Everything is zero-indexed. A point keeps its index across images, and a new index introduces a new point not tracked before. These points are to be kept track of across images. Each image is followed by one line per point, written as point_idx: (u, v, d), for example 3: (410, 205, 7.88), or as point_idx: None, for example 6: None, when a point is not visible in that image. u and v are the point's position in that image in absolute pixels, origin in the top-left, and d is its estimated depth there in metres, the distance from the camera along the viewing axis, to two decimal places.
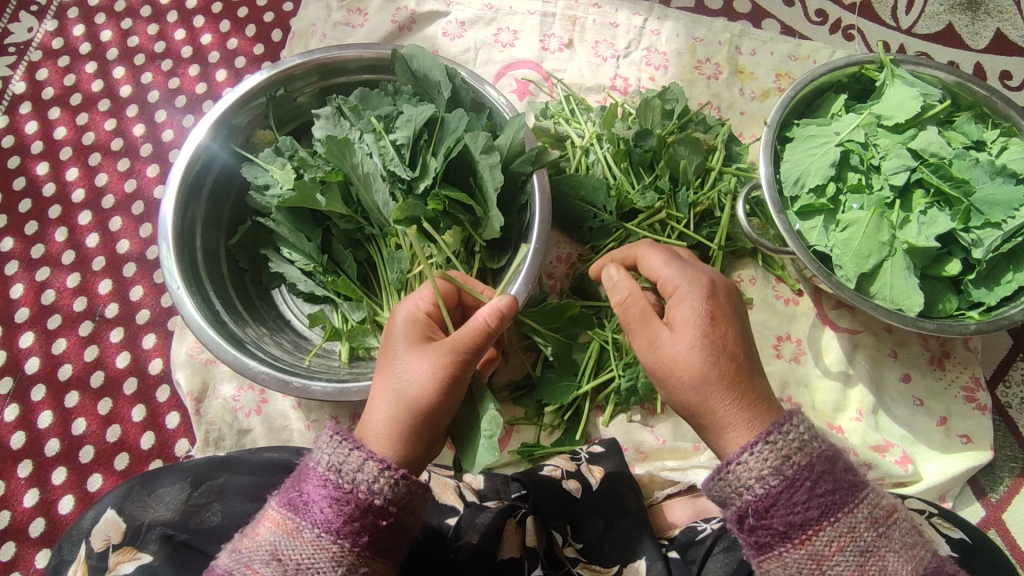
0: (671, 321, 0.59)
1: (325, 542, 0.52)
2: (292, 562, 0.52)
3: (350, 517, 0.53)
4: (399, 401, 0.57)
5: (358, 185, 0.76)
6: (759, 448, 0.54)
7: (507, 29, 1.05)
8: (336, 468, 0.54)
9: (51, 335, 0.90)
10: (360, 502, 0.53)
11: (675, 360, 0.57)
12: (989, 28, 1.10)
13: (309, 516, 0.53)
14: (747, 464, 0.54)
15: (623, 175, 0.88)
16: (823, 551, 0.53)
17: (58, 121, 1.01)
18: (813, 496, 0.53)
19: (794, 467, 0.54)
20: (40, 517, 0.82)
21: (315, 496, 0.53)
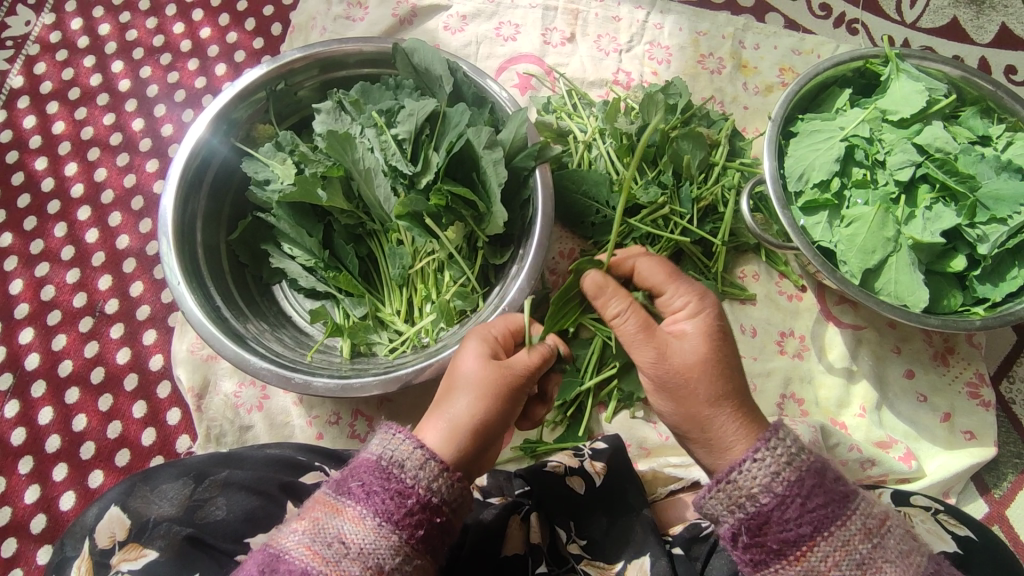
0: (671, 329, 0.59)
1: (385, 532, 0.51)
2: (353, 548, 0.50)
3: (411, 510, 0.52)
4: (452, 437, 0.56)
5: (360, 180, 0.76)
6: (747, 464, 0.54)
7: (509, 23, 1.05)
8: (397, 463, 0.53)
9: (50, 331, 0.89)
10: (421, 498, 0.52)
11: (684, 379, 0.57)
12: (993, 22, 1.09)
13: (370, 505, 0.52)
14: (736, 483, 0.54)
15: (626, 170, 0.88)
16: (818, 566, 0.52)
17: (57, 115, 1.00)
18: (803, 511, 0.53)
19: (786, 481, 0.54)
20: (41, 514, 0.82)
21: (377, 486, 0.52)
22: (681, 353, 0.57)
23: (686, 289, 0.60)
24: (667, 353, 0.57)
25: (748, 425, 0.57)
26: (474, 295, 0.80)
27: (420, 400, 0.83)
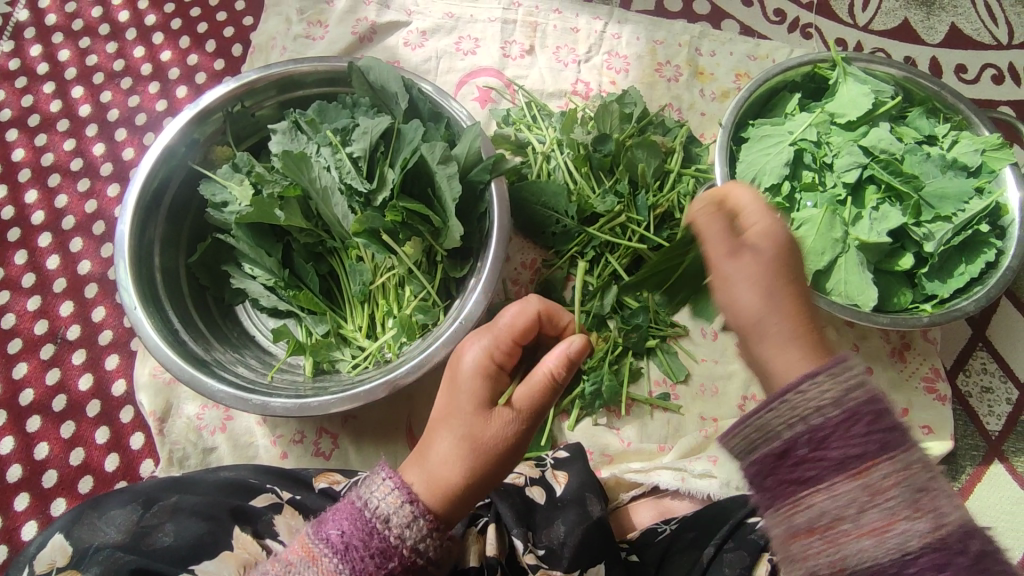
0: (720, 273, 0.52)
1: None
2: None
3: (384, 567, 0.52)
4: (433, 485, 0.55)
5: (317, 199, 0.77)
6: (821, 376, 0.47)
7: (468, 37, 1.06)
8: (384, 518, 0.53)
9: (12, 359, 0.89)
10: (405, 559, 0.53)
11: (741, 315, 0.51)
12: (943, 23, 1.12)
13: (348, 559, 0.52)
14: (806, 391, 0.47)
15: (583, 180, 0.89)
16: (880, 484, 0.46)
17: (16, 143, 1.00)
18: (871, 430, 0.46)
19: (856, 399, 0.47)
20: (3, 545, 0.81)
21: (360, 544, 0.52)
22: (735, 295, 0.51)
23: (755, 209, 0.52)
24: (734, 305, 0.51)
25: (803, 344, 0.50)
26: (436, 310, 0.81)
27: (386, 414, 0.84)
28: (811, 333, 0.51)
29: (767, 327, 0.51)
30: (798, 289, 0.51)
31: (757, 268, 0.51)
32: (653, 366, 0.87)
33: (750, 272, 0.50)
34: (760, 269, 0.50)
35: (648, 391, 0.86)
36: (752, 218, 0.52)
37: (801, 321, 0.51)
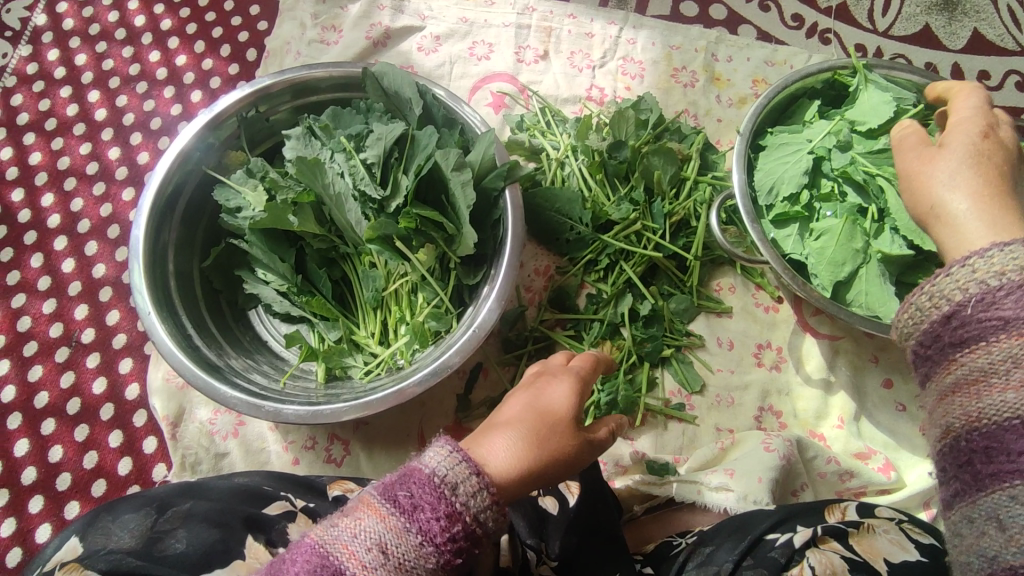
0: (944, 141, 0.61)
1: (425, 555, 0.44)
2: (393, 561, 0.44)
3: (450, 534, 0.45)
4: (507, 442, 0.54)
5: (330, 205, 0.77)
6: (1013, 245, 0.47)
7: (482, 42, 1.06)
8: (452, 485, 0.47)
9: (27, 362, 0.90)
10: (468, 526, 0.46)
11: (953, 210, 0.57)
12: (966, 28, 1.10)
13: (416, 521, 0.45)
14: (976, 264, 0.48)
15: (598, 187, 0.89)
16: None
17: (33, 146, 1.01)
18: None
19: None
20: (17, 547, 0.82)
21: (428, 504, 0.46)
22: (928, 175, 0.60)
23: (972, 107, 0.63)
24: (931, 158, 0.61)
25: (995, 225, 0.55)
26: (448, 316, 0.80)
27: (396, 422, 0.83)
28: (1000, 202, 0.56)
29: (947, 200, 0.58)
30: (993, 172, 0.58)
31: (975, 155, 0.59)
32: (668, 375, 0.86)
33: (965, 152, 0.59)
34: (978, 151, 0.59)
35: (663, 401, 0.85)
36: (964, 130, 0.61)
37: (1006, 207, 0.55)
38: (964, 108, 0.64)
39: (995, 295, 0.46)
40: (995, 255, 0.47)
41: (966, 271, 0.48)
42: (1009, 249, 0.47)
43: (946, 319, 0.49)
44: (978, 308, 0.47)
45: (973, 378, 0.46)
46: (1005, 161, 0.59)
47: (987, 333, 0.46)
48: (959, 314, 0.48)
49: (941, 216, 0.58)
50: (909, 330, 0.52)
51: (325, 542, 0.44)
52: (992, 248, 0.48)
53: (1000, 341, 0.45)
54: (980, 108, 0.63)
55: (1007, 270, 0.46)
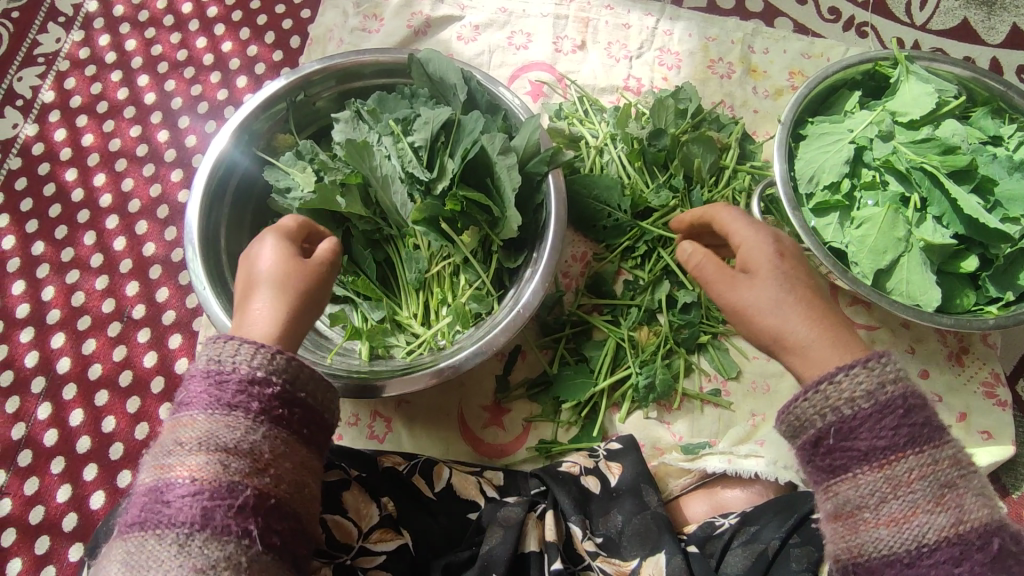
0: (747, 268, 0.63)
1: (242, 421, 0.52)
2: (228, 436, 0.52)
3: (244, 392, 0.53)
4: (272, 296, 0.61)
5: (377, 186, 0.79)
6: (856, 369, 0.54)
7: (521, 32, 1.07)
8: (215, 358, 0.54)
9: (80, 335, 0.93)
10: (260, 386, 0.54)
11: (792, 337, 0.60)
12: (1005, 23, 1.09)
13: (199, 402, 0.53)
14: (840, 384, 0.54)
15: (637, 175, 0.90)
16: (902, 476, 0.52)
17: (85, 128, 1.04)
18: (900, 423, 0.53)
19: (888, 394, 0.54)
20: (73, 512, 0.85)
21: (198, 392, 0.53)
22: (751, 301, 0.61)
23: (748, 227, 0.65)
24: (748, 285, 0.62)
25: (831, 347, 0.58)
26: (489, 298, 0.82)
27: (438, 400, 0.86)
28: (826, 323, 0.60)
29: (763, 323, 0.61)
30: (807, 296, 0.61)
31: (787, 284, 0.61)
32: (704, 360, 0.87)
33: (775, 278, 0.61)
34: (788, 276, 0.61)
35: (699, 386, 0.86)
36: (761, 246, 0.63)
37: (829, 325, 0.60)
38: (739, 228, 0.65)
39: (852, 426, 0.54)
40: (850, 378, 0.54)
41: (823, 396, 0.55)
42: (854, 373, 0.54)
43: (815, 445, 0.56)
44: (838, 438, 0.54)
45: (848, 510, 0.54)
46: (806, 280, 0.62)
47: (853, 465, 0.53)
48: (825, 442, 0.55)
49: (787, 345, 0.60)
50: (788, 434, 0.58)
51: (169, 480, 0.50)
52: (848, 368, 0.55)
53: (865, 473, 0.53)
54: (764, 229, 0.65)
55: (857, 398, 0.54)
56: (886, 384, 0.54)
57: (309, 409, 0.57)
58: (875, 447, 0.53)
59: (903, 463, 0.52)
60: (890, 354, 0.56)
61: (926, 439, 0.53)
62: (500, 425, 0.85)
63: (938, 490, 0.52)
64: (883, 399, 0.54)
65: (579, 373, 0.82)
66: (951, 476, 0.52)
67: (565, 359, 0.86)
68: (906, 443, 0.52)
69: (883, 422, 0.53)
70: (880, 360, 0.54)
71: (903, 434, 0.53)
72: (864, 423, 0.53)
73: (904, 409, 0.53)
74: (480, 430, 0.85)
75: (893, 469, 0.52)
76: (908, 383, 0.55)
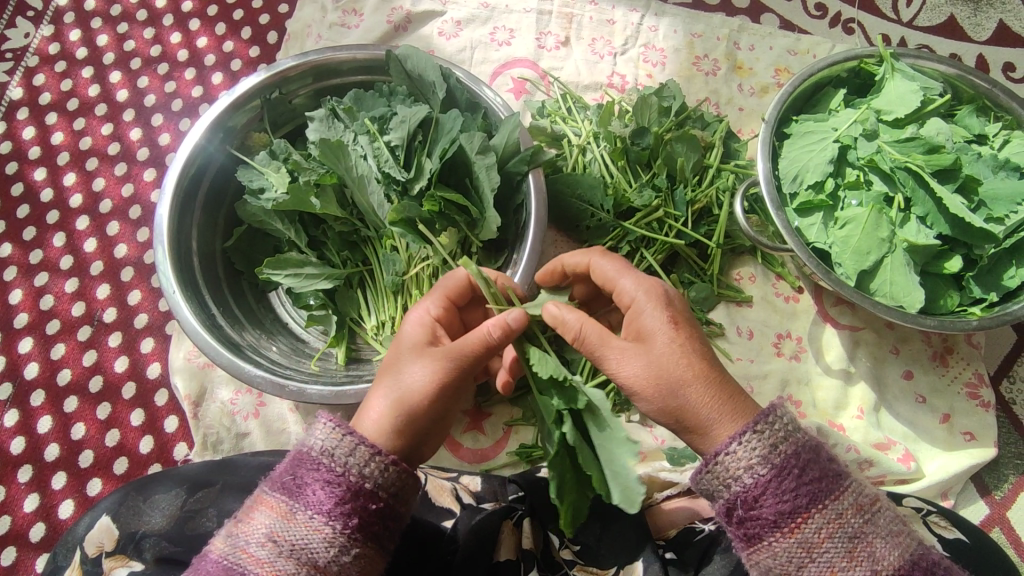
0: (639, 335, 0.59)
1: (318, 524, 0.53)
2: (288, 543, 0.52)
3: (346, 502, 0.53)
4: (398, 400, 0.58)
5: (352, 186, 0.76)
6: (748, 437, 0.54)
7: (503, 28, 1.05)
8: (328, 452, 0.55)
9: (49, 340, 0.90)
10: (353, 484, 0.54)
11: (697, 415, 0.57)
12: (991, 19, 1.09)
13: (302, 498, 0.53)
14: (735, 454, 0.54)
15: (620, 174, 0.88)
16: (812, 538, 0.53)
17: (55, 126, 1.01)
18: (800, 484, 0.53)
19: (782, 455, 0.54)
20: (41, 522, 0.83)
21: (309, 480, 0.54)
22: (651, 364, 0.57)
23: (635, 282, 0.62)
24: (653, 357, 0.57)
25: (732, 417, 0.56)
26: None
27: None
28: (725, 385, 0.58)
29: (667, 403, 0.57)
30: (705, 367, 0.57)
31: (684, 361, 0.57)
32: None
33: (668, 348, 0.57)
34: (682, 345, 0.58)
35: None
36: (651, 317, 0.59)
37: (731, 395, 0.57)
38: (625, 284, 0.62)
39: (756, 495, 0.54)
40: (744, 447, 0.54)
41: (724, 467, 0.55)
42: (747, 441, 0.54)
43: (726, 513, 0.56)
44: (747, 508, 0.54)
45: None
46: (701, 340, 0.60)
47: (766, 532, 0.54)
48: (736, 512, 0.55)
49: (694, 425, 0.57)
50: (707, 492, 0.57)
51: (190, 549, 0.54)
52: (740, 437, 0.54)
53: (778, 540, 0.53)
54: (646, 284, 0.61)
55: (755, 464, 0.54)
56: (777, 444, 0.54)
57: (399, 520, 0.57)
58: (781, 512, 0.53)
59: (811, 524, 0.53)
60: (777, 409, 0.56)
61: (827, 494, 0.53)
62: (480, 430, 0.83)
63: (848, 543, 0.53)
64: (779, 462, 0.54)
65: None
66: (858, 526, 0.53)
67: None
68: (809, 503, 0.53)
69: (783, 486, 0.53)
70: (767, 422, 0.55)
71: (804, 493, 0.53)
72: (766, 489, 0.53)
73: (799, 467, 0.54)
74: (458, 435, 0.83)
75: (802, 532, 0.53)
76: (799, 436, 0.55)
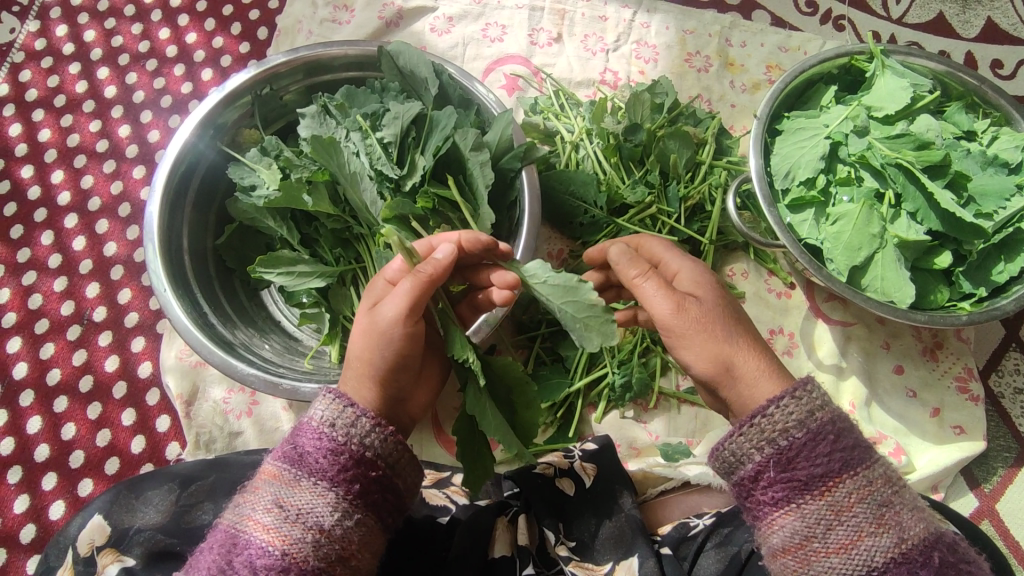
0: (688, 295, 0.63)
1: (321, 489, 0.53)
2: (293, 508, 0.52)
3: (346, 469, 0.54)
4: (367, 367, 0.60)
5: (345, 184, 0.74)
6: (786, 400, 0.55)
7: (495, 24, 1.04)
8: (329, 422, 0.56)
9: (38, 339, 0.89)
10: (355, 453, 0.54)
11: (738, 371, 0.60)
12: (979, 16, 1.09)
13: (307, 465, 0.54)
14: (773, 416, 0.55)
15: (613, 170, 0.88)
16: (842, 502, 0.53)
17: (42, 123, 1.00)
18: (834, 449, 0.54)
19: (818, 421, 0.55)
20: (31, 523, 0.82)
21: (310, 448, 0.55)
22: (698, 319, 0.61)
23: (681, 258, 0.66)
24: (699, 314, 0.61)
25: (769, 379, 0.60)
26: None
27: None
28: (757, 350, 0.61)
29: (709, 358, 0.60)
30: (745, 330, 0.62)
31: (727, 324, 0.61)
32: None
33: (717, 308, 0.61)
34: (726, 309, 0.62)
35: (675, 383, 0.84)
36: (698, 284, 0.63)
37: (766, 362, 0.61)
38: (670, 258, 0.66)
39: (789, 457, 0.54)
40: (782, 409, 0.55)
41: (758, 429, 0.55)
42: (785, 405, 0.55)
43: (754, 477, 0.55)
44: (779, 469, 0.54)
45: (797, 542, 0.53)
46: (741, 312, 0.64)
47: (797, 494, 0.53)
48: (766, 474, 0.54)
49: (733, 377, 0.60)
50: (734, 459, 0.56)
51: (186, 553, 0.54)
52: (779, 399, 0.55)
53: (808, 502, 0.53)
54: (694, 260, 0.66)
55: (790, 427, 0.55)
56: (814, 411, 0.55)
57: (398, 493, 0.57)
58: (814, 474, 0.53)
59: (842, 488, 0.53)
60: (814, 381, 0.57)
61: (860, 462, 0.54)
62: None
63: (877, 511, 0.53)
64: (814, 427, 0.54)
65: (555, 373, 0.80)
66: (886, 495, 0.53)
67: (541, 358, 0.85)
68: (842, 468, 0.53)
69: (817, 450, 0.54)
70: (807, 389, 0.56)
71: (839, 459, 0.54)
72: (800, 452, 0.54)
73: (835, 433, 0.54)
74: (453, 434, 0.83)
75: (833, 495, 0.53)
76: (834, 407, 0.56)
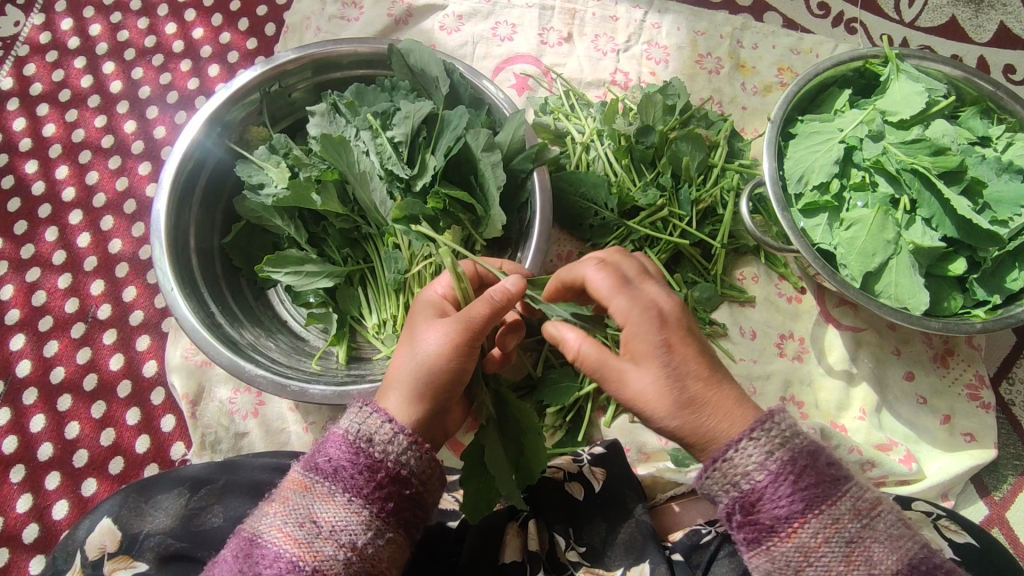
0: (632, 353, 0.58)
1: (355, 507, 0.52)
2: (325, 524, 0.52)
3: (382, 487, 0.53)
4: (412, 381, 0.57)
5: (354, 183, 0.75)
6: (743, 444, 0.54)
7: (505, 23, 1.04)
8: (368, 437, 0.55)
9: (42, 337, 0.88)
10: (390, 470, 0.54)
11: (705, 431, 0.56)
12: (992, 21, 1.09)
13: (340, 480, 0.53)
14: (733, 461, 0.54)
15: (624, 172, 0.87)
16: (809, 543, 0.52)
17: (47, 118, 0.99)
18: (795, 490, 0.53)
19: (777, 463, 0.53)
20: (34, 523, 0.81)
21: (344, 463, 0.54)
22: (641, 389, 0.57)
23: (626, 301, 0.59)
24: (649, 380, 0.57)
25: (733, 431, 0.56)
26: None
27: None
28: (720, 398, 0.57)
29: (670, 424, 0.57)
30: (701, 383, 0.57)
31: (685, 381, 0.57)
32: None
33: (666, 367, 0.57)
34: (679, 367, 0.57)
35: None
36: (649, 335, 0.57)
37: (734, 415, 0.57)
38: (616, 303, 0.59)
39: (752, 501, 0.53)
40: (740, 454, 0.54)
41: (720, 475, 0.55)
42: (743, 448, 0.54)
43: (724, 520, 0.56)
44: (744, 513, 0.54)
45: None
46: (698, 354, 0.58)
47: (763, 537, 0.53)
48: (734, 517, 0.55)
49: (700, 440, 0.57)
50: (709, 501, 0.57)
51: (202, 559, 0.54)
52: (736, 444, 0.54)
53: (775, 545, 0.53)
54: (640, 299, 0.59)
55: (750, 471, 0.54)
56: (773, 451, 0.54)
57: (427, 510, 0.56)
58: (778, 517, 0.53)
59: (807, 529, 0.52)
60: (776, 415, 0.55)
61: (824, 500, 0.52)
62: None
63: (846, 548, 0.52)
64: (774, 468, 0.53)
65: (564, 377, 0.79)
66: (855, 530, 0.52)
67: (550, 361, 0.84)
68: (804, 508, 0.52)
69: (778, 492, 0.53)
70: (762, 429, 0.54)
71: (801, 500, 0.52)
72: (762, 496, 0.53)
73: (794, 473, 0.53)
74: (461, 436, 0.83)
75: (799, 537, 0.52)
76: (795, 441, 0.55)
